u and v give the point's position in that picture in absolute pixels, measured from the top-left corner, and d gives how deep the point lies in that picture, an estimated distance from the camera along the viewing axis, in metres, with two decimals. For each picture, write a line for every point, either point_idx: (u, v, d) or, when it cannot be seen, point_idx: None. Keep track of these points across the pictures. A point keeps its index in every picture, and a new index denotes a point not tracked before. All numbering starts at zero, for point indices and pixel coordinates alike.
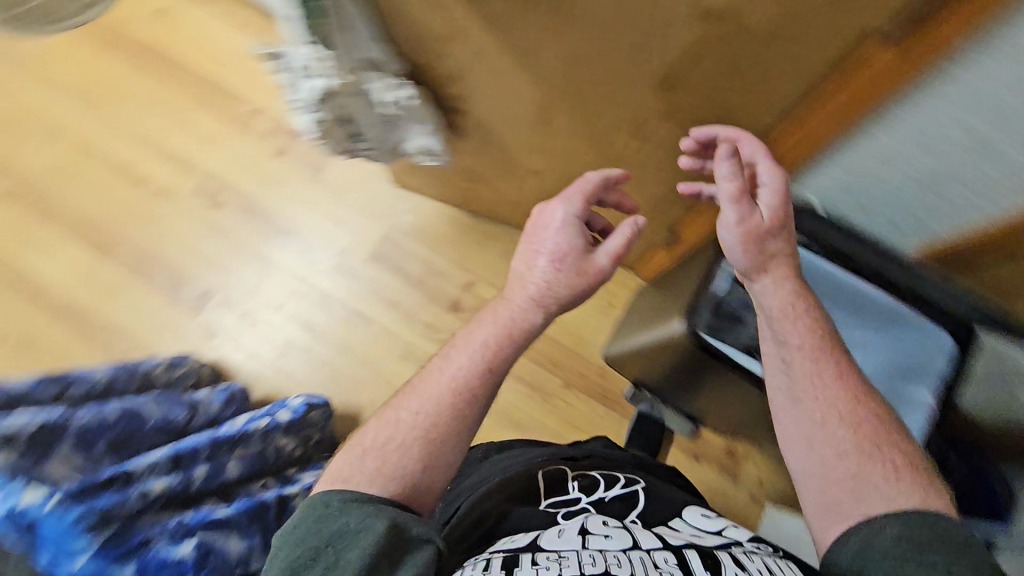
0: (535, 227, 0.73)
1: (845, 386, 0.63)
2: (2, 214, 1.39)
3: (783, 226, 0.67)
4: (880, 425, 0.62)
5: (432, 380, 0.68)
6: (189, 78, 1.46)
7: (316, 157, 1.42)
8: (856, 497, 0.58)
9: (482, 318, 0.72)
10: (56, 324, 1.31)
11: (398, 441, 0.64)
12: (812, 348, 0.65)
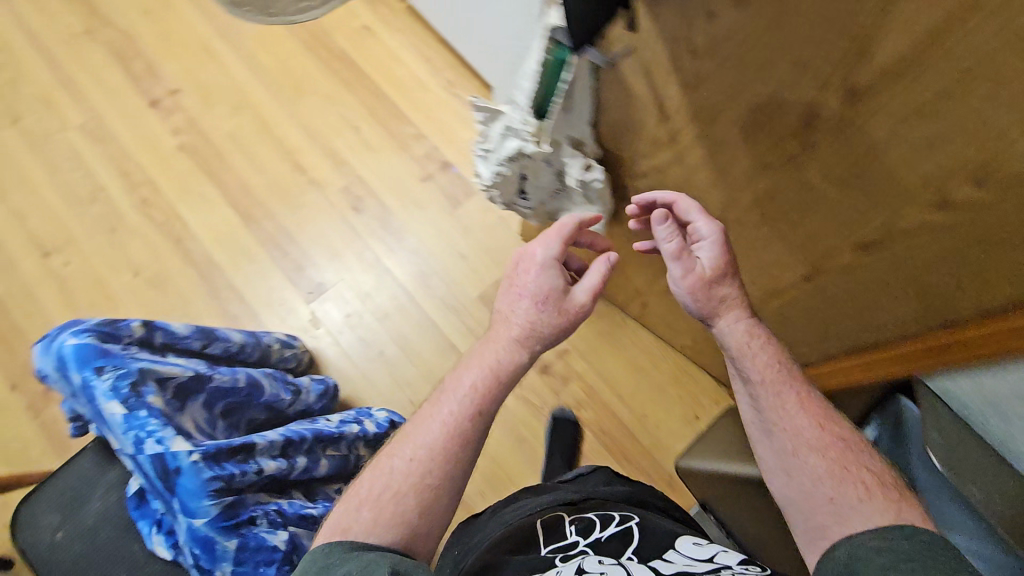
0: (518, 270, 0.78)
1: (808, 414, 0.70)
2: (174, 161, 1.53)
3: (728, 275, 0.76)
4: (844, 450, 0.67)
5: (425, 426, 0.72)
6: (369, 91, 1.59)
7: (458, 191, 1.51)
8: (838, 520, 0.62)
9: (463, 365, 0.76)
10: (191, 273, 1.43)
11: (393, 488, 0.67)
12: (773, 381, 0.72)
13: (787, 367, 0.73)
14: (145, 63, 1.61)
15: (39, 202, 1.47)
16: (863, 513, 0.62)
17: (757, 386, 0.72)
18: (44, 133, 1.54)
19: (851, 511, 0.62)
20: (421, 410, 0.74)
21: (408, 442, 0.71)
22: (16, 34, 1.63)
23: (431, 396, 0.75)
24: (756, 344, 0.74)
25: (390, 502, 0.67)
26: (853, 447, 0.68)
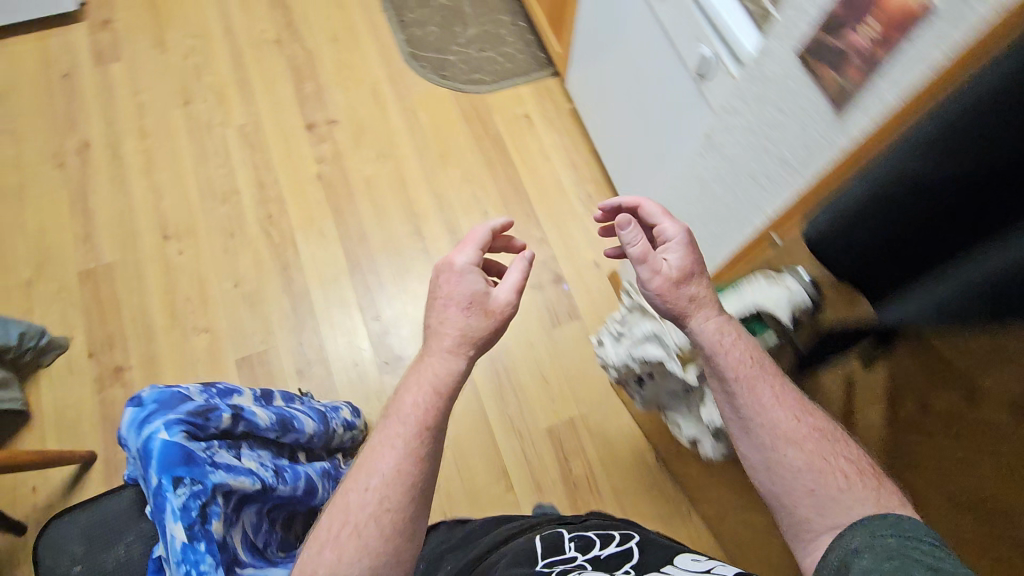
0: (439, 281, 0.77)
1: (781, 402, 0.66)
2: (308, 186, 1.55)
3: (698, 276, 0.74)
4: (820, 439, 0.64)
5: (376, 455, 0.69)
6: (510, 184, 1.61)
7: (562, 311, 1.47)
8: (820, 512, 0.59)
9: (404, 394, 0.73)
10: (285, 301, 1.43)
11: (351, 524, 0.65)
12: (748, 377, 0.68)
13: (762, 359, 0.69)
14: (316, 87, 1.67)
15: (179, 187, 1.52)
16: (847, 505, 0.59)
17: (733, 384, 0.68)
18: (207, 123, 1.60)
19: (837, 503, 0.60)
20: (371, 441, 0.72)
21: (361, 476, 0.69)
22: (216, 24, 1.73)
23: (376, 431, 0.72)
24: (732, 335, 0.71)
25: (353, 537, 0.65)
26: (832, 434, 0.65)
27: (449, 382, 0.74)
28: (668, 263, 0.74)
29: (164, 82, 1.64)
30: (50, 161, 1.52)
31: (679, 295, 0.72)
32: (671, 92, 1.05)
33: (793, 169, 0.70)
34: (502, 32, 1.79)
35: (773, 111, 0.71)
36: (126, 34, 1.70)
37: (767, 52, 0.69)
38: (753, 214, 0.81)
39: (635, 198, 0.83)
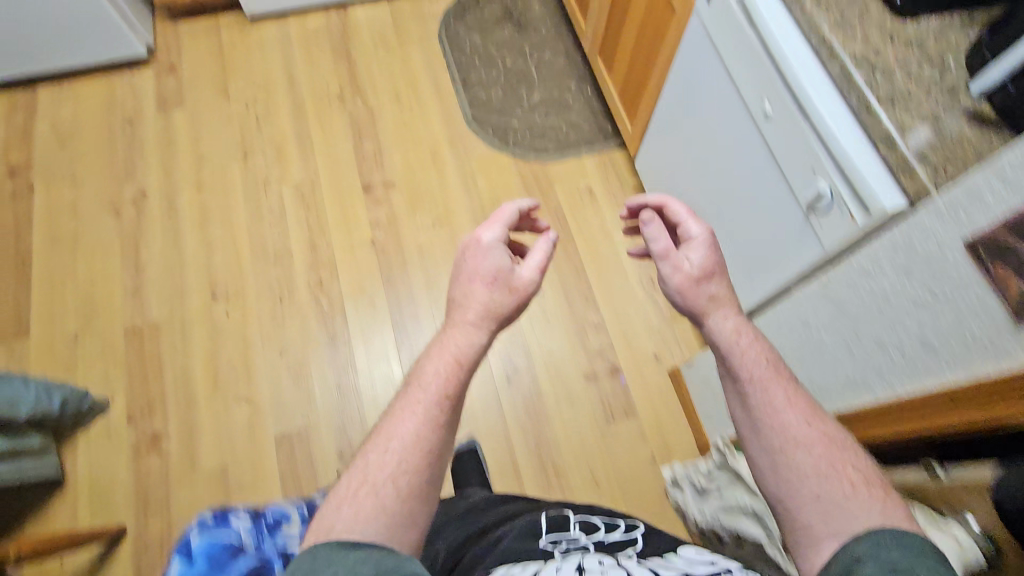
0: (465, 254, 0.73)
1: (779, 391, 0.63)
2: (360, 251, 1.51)
3: (721, 275, 0.71)
4: (828, 442, 0.60)
5: (394, 420, 0.64)
6: (568, 262, 1.54)
7: (616, 406, 1.39)
8: (825, 520, 0.55)
9: (428, 363, 0.68)
10: (329, 374, 1.38)
11: (368, 483, 0.61)
12: (762, 377, 0.64)
13: (776, 362, 0.66)
14: (376, 147, 1.63)
15: (231, 245, 1.49)
16: (853, 515, 0.55)
17: (747, 386, 0.64)
18: (264, 178, 1.57)
19: (834, 513, 0.56)
20: (392, 408, 0.66)
21: (382, 439, 0.64)
22: (281, 75, 1.71)
23: (394, 401, 0.66)
24: (749, 335, 0.67)
25: (370, 498, 0.60)
26: (833, 438, 0.60)
27: (467, 356, 0.69)
28: (690, 261, 0.71)
29: (225, 133, 1.62)
30: (106, 209, 1.50)
31: (697, 291, 0.70)
32: (771, 210, 0.97)
33: (940, 361, 0.63)
34: (567, 97, 1.74)
35: (921, 290, 0.63)
36: (191, 81, 1.68)
37: (921, 226, 0.61)
38: (876, 381, 0.73)
39: (661, 197, 0.79)
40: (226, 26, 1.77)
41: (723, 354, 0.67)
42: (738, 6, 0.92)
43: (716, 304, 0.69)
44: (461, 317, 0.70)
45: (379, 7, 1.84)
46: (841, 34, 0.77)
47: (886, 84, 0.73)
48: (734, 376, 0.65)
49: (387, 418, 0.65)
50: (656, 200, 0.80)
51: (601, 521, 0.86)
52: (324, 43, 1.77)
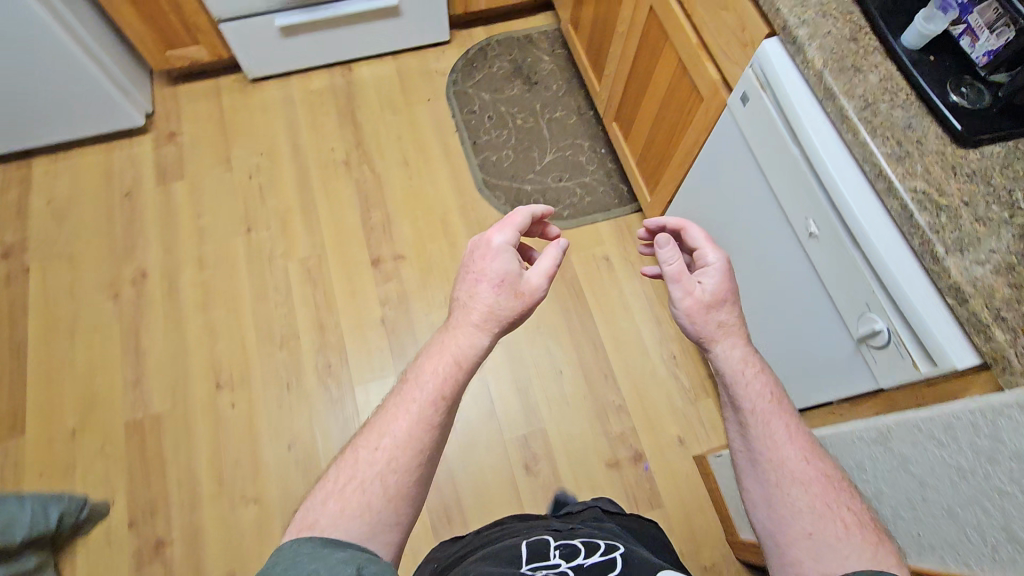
0: (474, 255, 0.75)
1: (772, 418, 0.70)
2: (370, 332, 1.44)
3: (733, 298, 0.74)
4: (824, 485, 0.66)
5: (391, 416, 0.70)
6: (586, 338, 1.48)
7: (641, 496, 1.33)
8: (815, 558, 0.62)
9: (427, 362, 0.73)
10: None
11: (358, 479, 0.67)
12: (764, 412, 0.70)
13: (779, 398, 0.71)
14: (384, 217, 1.57)
15: (236, 328, 1.43)
16: (841, 558, 0.61)
17: (749, 418, 0.70)
18: (268, 253, 1.51)
19: (807, 541, 0.63)
20: (387, 404, 0.72)
21: (374, 437, 0.69)
22: (285, 142, 1.66)
23: (395, 395, 0.72)
24: (752, 365, 0.72)
25: (354, 495, 0.66)
26: (836, 484, 0.66)
27: (470, 358, 0.73)
28: (702, 286, 0.74)
29: (227, 205, 1.56)
30: (105, 291, 1.44)
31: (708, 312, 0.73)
32: (816, 329, 0.91)
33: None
34: (581, 158, 1.68)
35: (1007, 482, 0.56)
36: (191, 149, 1.62)
37: (1015, 419, 0.55)
38: (948, 553, 0.67)
39: (681, 221, 0.82)
40: (227, 89, 1.71)
41: (725, 376, 0.73)
42: (777, 116, 0.86)
43: (727, 331, 0.73)
44: (465, 321, 0.74)
45: (384, 65, 1.79)
46: (900, 168, 0.71)
47: (953, 227, 0.67)
48: (737, 406, 0.71)
49: (389, 417, 0.70)
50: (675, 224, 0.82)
51: (583, 543, 0.83)
52: (328, 105, 1.72)
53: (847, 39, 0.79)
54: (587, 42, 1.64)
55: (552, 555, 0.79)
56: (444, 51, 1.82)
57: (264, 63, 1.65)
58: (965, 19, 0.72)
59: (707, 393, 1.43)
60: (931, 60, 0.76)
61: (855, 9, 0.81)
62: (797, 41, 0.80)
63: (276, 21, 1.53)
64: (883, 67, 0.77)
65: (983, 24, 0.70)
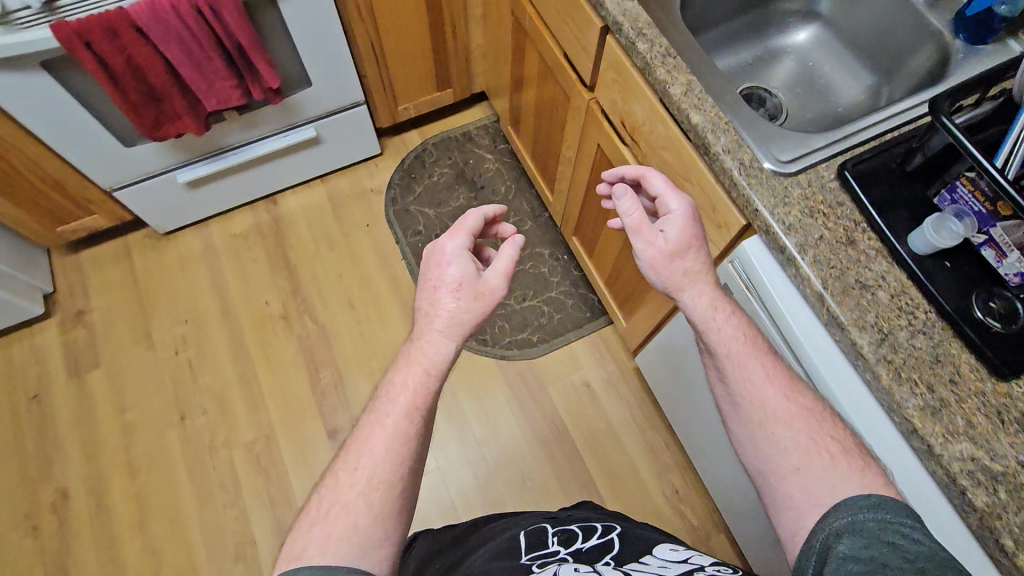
0: (426, 262, 0.65)
1: (752, 359, 0.66)
2: None
3: (699, 247, 0.67)
4: (811, 419, 0.63)
5: (367, 433, 0.62)
6: (578, 483, 1.35)
7: None
8: (805, 492, 0.59)
9: (396, 376, 0.65)
10: None
11: (340, 502, 0.59)
12: (740, 355, 0.66)
13: (755, 340, 0.67)
14: (335, 376, 1.40)
15: (182, 540, 1.24)
16: (831, 486, 0.58)
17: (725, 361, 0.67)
18: (209, 444, 1.33)
19: (806, 471, 0.60)
20: (362, 424, 0.65)
21: (351, 457, 0.62)
22: (212, 301, 1.47)
23: (370, 411, 0.64)
24: (723, 305, 0.67)
25: (341, 515, 0.59)
26: (820, 414, 0.63)
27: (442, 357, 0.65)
28: (666, 236, 0.67)
29: (153, 390, 1.37)
30: (20, 524, 1.24)
31: (672, 266, 0.66)
32: None
33: None
34: (544, 270, 1.54)
35: None
36: (104, 329, 1.42)
37: None
38: None
39: (639, 167, 0.72)
40: (137, 246, 1.51)
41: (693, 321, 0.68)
42: (770, 322, 0.73)
43: (693, 281, 0.67)
44: (428, 329, 0.64)
45: (312, 190, 1.61)
46: (939, 425, 0.58)
47: (1017, 505, 0.55)
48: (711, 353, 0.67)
49: (364, 434, 0.62)
50: (637, 172, 0.73)
51: (581, 527, 0.86)
52: (256, 249, 1.53)
53: (842, 243, 0.66)
54: (529, 145, 1.49)
55: (550, 538, 0.82)
56: (377, 163, 1.65)
57: (178, 217, 1.47)
58: (988, 231, 0.60)
59: (718, 528, 1.30)
60: (947, 266, 0.63)
61: (844, 197, 0.69)
62: (786, 252, 0.67)
63: (178, 179, 1.34)
64: (891, 276, 0.65)
65: (1012, 242, 0.59)
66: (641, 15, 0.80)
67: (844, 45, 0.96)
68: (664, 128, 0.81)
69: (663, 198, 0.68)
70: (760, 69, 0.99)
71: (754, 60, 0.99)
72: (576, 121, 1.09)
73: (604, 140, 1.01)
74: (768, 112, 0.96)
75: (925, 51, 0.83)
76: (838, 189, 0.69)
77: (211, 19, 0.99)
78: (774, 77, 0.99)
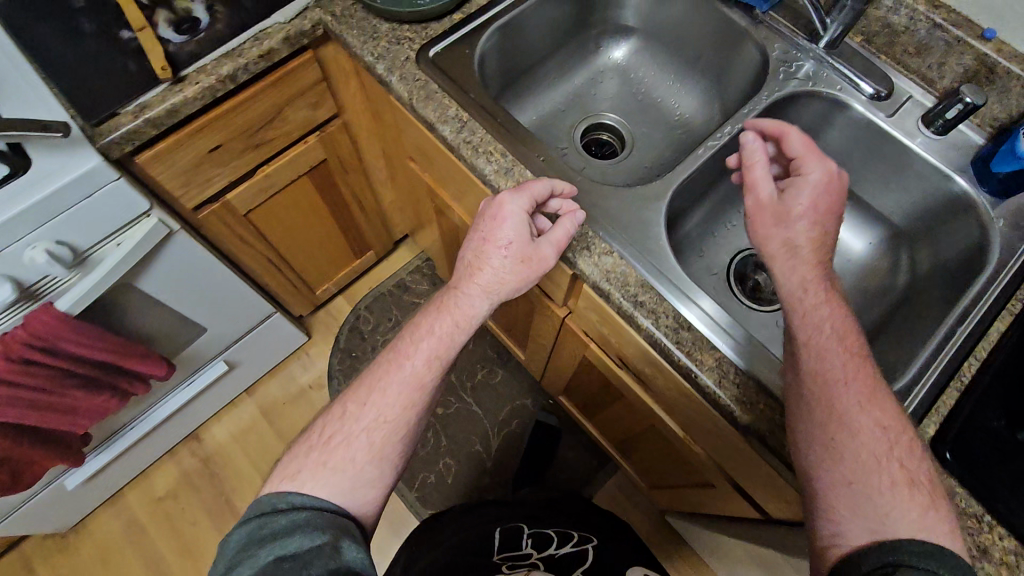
0: (480, 218, 0.62)
1: (845, 345, 0.52)
2: None
3: (824, 221, 0.57)
4: (886, 439, 0.49)
5: (380, 372, 0.62)
6: None
7: None
8: (853, 509, 0.47)
9: (425, 322, 0.64)
10: None
11: (342, 433, 0.60)
12: (820, 343, 0.52)
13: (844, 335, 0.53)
14: None
15: None
16: (883, 511, 0.47)
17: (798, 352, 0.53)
18: None
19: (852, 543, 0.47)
20: (379, 361, 0.64)
21: (363, 393, 0.62)
22: None
23: (393, 347, 0.64)
24: (821, 294, 0.55)
25: (341, 450, 0.58)
26: (901, 447, 0.49)
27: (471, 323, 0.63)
28: (787, 200, 0.58)
29: None
30: None
31: (773, 228, 0.58)
32: None
33: None
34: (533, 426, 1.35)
35: None
36: None
37: None
38: None
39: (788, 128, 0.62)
40: (39, 554, 1.20)
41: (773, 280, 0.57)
42: None
43: (789, 255, 0.56)
44: (468, 281, 0.62)
45: (240, 409, 1.34)
46: None
47: None
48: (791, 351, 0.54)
49: (385, 369, 0.62)
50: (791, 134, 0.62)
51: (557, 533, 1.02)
52: (192, 508, 1.25)
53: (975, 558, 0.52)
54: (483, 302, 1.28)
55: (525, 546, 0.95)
56: (307, 351, 1.40)
57: (83, 507, 1.17)
58: None
59: None
60: None
61: (954, 482, 0.54)
62: None
63: (68, 486, 1.05)
64: None
65: None
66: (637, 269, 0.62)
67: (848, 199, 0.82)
68: (696, 398, 0.64)
69: (805, 160, 0.59)
70: None
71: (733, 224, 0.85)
72: (547, 325, 0.91)
73: (596, 359, 0.83)
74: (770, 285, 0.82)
75: (961, 228, 0.70)
76: (943, 474, 0.54)
77: (48, 361, 0.73)
78: None
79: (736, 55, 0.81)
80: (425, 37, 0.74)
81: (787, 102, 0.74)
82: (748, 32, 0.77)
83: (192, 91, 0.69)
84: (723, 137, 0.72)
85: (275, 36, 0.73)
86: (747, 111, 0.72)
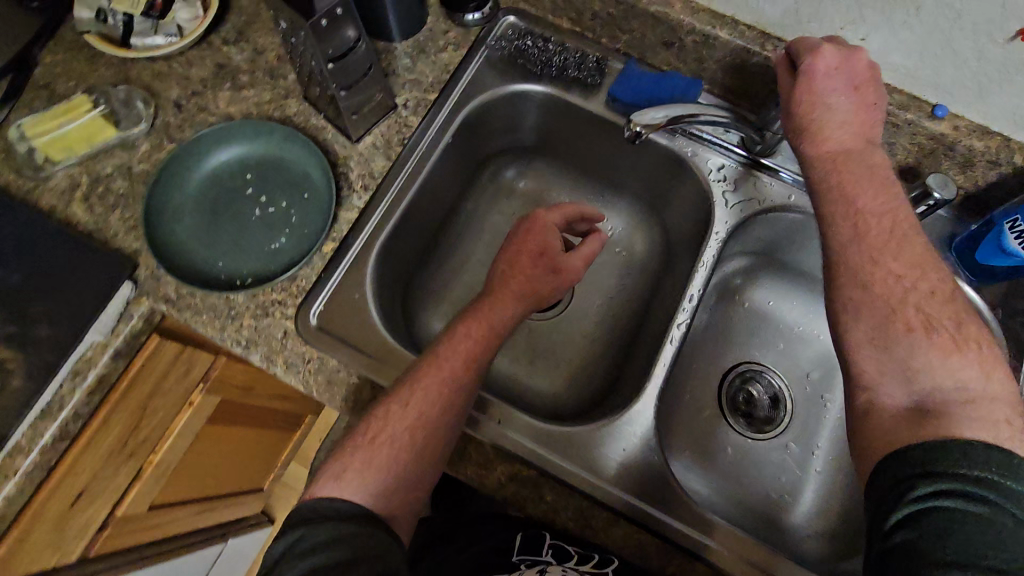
0: (517, 229, 0.60)
1: (863, 193, 0.49)
2: None
3: (847, 116, 0.52)
4: (901, 284, 0.46)
5: (425, 370, 0.51)
6: None
7: None
8: (883, 370, 0.45)
9: (459, 333, 0.54)
10: None
11: (387, 426, 0.50)
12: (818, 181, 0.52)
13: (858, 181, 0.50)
14: None
15: None
16: (914, 362, 0.43)
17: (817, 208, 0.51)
18: None
19: (883, 414, 0.44)
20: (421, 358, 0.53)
21: (405, 390, 0.51)
22: None
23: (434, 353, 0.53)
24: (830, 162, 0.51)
25: (381, 453, 0.49)
26: (919, 292, 0.45)
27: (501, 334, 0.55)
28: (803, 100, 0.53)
29: None
30: None
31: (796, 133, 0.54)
32: None
33: None
34: None
35: None
36: None
37: None
38: None
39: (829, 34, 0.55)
40: None
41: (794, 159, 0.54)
42: None
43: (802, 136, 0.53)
44: (503, 286, 0.57)
45: None
46: None
47: None
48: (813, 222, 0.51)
49: (421, 368, 0.52)
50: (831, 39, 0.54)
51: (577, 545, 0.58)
52: None
53: None
54: None
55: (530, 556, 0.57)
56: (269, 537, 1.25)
57: None
58: None
59: None
60: None
61: None
62: None
63: None
64: None
65: None
66: (630, 508, 0.52)
67: (815, 297, 0.75)
68: None
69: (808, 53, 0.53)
70: (725, 342, 0.76)
71: (713, 340, 0.76)
72: None
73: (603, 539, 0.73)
74: (765, 399, 0.74)
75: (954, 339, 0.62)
76: None
77: None
78: (749, 347, 0.76)
79: (669, 175, 0.69)
80: (299, 290, 0.57)
81: (738, 229, 0.65)
82: (673, 153, 0.66)
83: (13, 486, 0.53)
84: (691, 305, 0.61)
85: (101, 358, 0.55)
86: (707, 260, 0.63)
